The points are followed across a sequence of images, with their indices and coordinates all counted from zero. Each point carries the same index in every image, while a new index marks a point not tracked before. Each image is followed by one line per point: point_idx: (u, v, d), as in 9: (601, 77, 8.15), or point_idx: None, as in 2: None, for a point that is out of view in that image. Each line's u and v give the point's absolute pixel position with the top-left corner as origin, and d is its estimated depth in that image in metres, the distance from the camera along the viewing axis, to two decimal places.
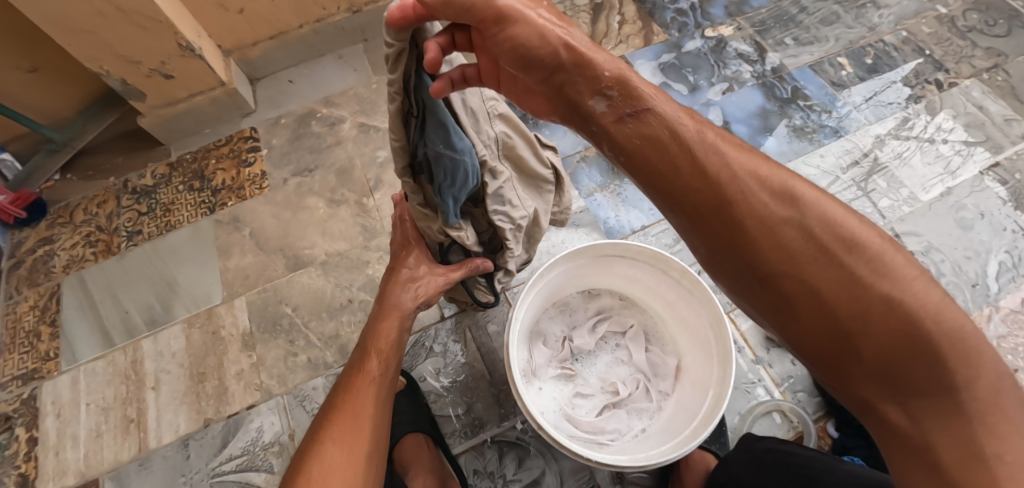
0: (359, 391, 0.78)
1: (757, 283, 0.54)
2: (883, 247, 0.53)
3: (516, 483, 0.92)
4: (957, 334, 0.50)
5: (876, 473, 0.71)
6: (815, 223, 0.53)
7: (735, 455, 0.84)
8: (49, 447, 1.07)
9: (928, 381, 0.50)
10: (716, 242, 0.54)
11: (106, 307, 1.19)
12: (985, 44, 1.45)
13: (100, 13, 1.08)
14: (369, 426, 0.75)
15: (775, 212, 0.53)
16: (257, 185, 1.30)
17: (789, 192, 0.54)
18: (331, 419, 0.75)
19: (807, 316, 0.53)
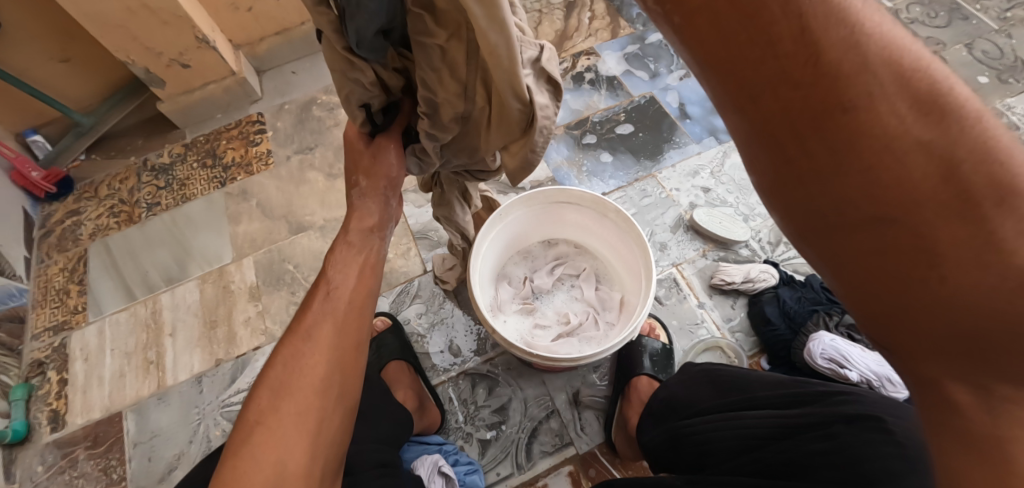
0: (318, 305, 0.64)
1: (822, 205, 0.36)
2: None
3: (485, 408, 1.05)
4: None
5: (788, 378, 0.81)
6: (956, 144, 0.33)
7: (674, 378, 0.95)
8: (77, 387, 1.22)
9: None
10: (771, 150, 0.37)
11: (128, 267, 1.35)
12: (924, 34, 1.61)
13: (129, 9, 1.25)
14: (343, 333, 0.62)
15: (894, 117, 0.33)
16: (263, 162, 1.46)
17: (929, 91, 0.33)
18: (296, 326, 0.63)
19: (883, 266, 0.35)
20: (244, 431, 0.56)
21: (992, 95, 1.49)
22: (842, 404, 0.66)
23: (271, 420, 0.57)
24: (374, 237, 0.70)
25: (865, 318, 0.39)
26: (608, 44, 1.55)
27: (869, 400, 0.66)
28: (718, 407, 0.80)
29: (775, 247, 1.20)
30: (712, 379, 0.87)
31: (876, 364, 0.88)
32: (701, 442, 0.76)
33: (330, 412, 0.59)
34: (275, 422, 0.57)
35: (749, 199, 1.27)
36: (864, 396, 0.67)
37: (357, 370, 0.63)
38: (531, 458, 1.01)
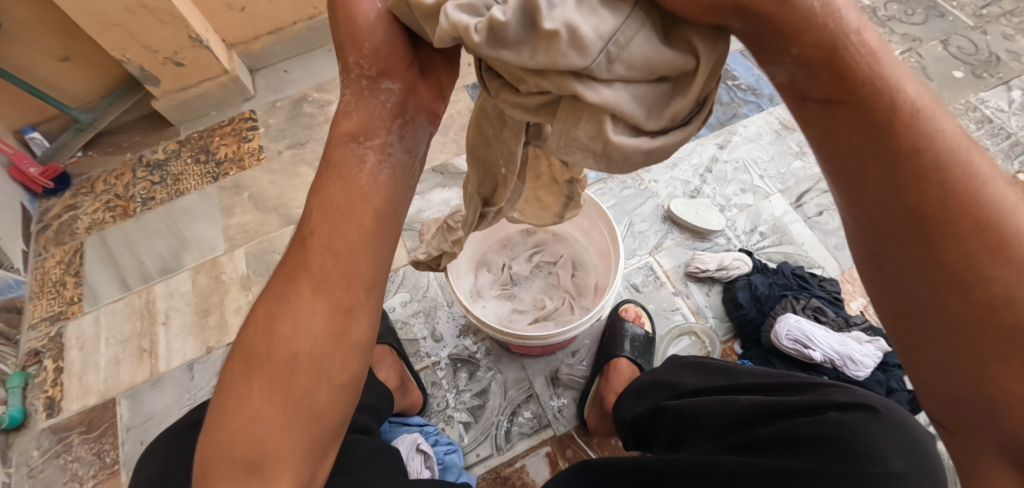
0: (308, 253, 0.57)
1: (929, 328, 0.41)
2: None
3: (466, 391, 1.08)
4: None
5: (774, 370, 0.77)
6: None
7: (659, 366, 0.92)
8: (74, 373, 1.25)
9: None
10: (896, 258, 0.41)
11: (123, 258, 1.38)
12: (901, 31, 1.67)
13: (127, 9, 1.29)
14: (324, 291, 0.55)
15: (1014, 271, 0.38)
16: (256, 157, 1.50)
17: None
18: (275, 289, 0.58)
19: (944, 297, 0.40)
20: (225, 404, 0.54)
21: (967, 90, 1.53)
22: (834, 393, 0.64)
23: (249, 393, 0.53)
24: (358, 152, 0.59)
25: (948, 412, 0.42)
26: None
27: (858, 394, 0.64)
28: (704, 387, 0.78)
29: (751, 237, 1.25)
30: (697, 363, 0.86)
31: (839, 345, 0.92)
32: (683, 418, 0.75)
33: (312, 384, 0.53)
34: (253, 397, 0.53)
35: (725, 189, 1.31)
36: (855, 391, 0.65)
37: (350, 338, 0.55)
38: (510, 440, 1.04)
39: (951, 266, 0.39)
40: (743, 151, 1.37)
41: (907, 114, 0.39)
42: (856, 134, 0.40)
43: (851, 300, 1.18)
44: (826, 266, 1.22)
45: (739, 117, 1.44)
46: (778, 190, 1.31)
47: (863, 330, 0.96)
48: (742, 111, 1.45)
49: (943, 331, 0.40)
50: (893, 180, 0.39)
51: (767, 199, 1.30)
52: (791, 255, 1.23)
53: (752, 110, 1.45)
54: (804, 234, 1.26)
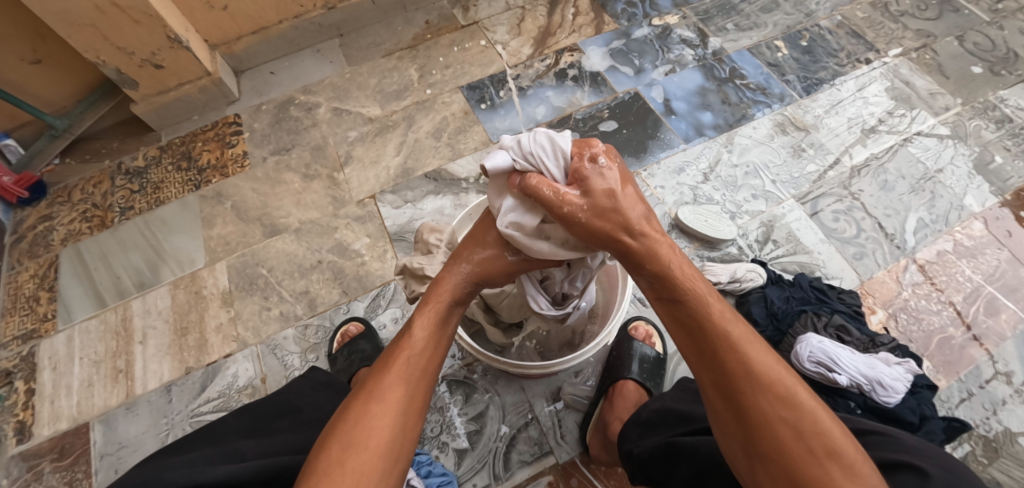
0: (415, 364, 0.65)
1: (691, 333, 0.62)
2: (761, 349, 0.59)
3: (462, 416, 1.01)
4: (808, 417, 0.55)
5: None
6: (726, 317, 0.61)
7: (669, 392, 0.85)
8: (45, 396, 1.15)
9: (791, 436, 0.54)
10: (675, 311, 0.63)
11: (98, 272, 1.30)
12: (914, 27, 1.56)
13: (97, 8, 1.21)
14: (411, 403, 0.62)
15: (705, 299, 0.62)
16: (239, 164, 1.42)
17: (698, 291, 0.62)
18: (369, 386, 0.62)
19: (739, 422, 0.57)
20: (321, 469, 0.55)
21: (987, 87, 1.43)
22: (879, 451, 0.61)
23: (340, 461, 0.56)
24: (459, 317, 0.73)
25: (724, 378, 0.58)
26: (592, 39, 1.53)
27: (908, 449, 0.60)
28: None
29: (763, 246, 1.20)
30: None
31: (866, 368, 0.89)
32: (701, 464, 0.67)
33: (389, 470, 0.58)
34: (343, 467, 0.55)
35: (736, 196, 1.27)
36: (907, 446, 0.61)
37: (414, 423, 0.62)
38: (509, 468, 0.96)
39: (758, 416, 0.55)
40: (752, 154, 1.34)
41: (649, 246, 0.64)
42: (673, 320, 0.64)
43: (871, 313, 1.13)
44: (845, 277, 1.17)
45: (748, 118, 1.39)
46: (792, 196, 1.27)
47: (891, 350, 0.95)
48: (751, 111, 1.40)
49: (756, 458, 0.56)
50: (688, 339, 0.62)
51: (781, 204, 1.26)
52: (806, 266, 1.18)
53: (760, 109, 1.41)
54: (818, 242, 1.21)
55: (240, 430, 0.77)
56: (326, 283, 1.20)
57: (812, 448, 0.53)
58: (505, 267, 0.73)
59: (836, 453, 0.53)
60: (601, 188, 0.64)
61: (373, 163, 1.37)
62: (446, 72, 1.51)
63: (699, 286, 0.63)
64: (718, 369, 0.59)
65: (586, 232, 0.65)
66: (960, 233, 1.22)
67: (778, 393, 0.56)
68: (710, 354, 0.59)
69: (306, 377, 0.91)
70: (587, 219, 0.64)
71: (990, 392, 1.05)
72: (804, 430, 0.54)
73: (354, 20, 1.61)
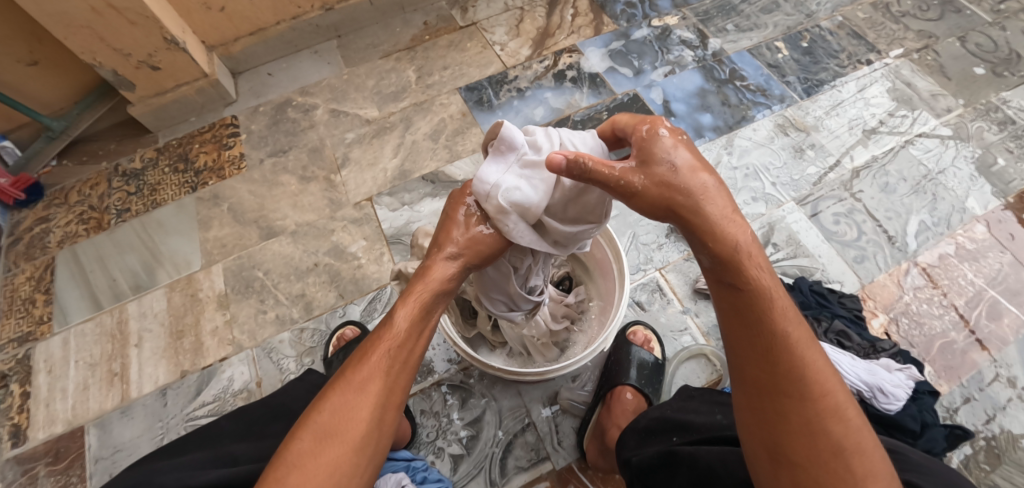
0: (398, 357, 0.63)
1: (747, 324, 0.60)
2: (815, 359, 0.58)
3: (459, 420, 1.00)
4: (847, 435, 0.54)
5: None
6: (786, 318, 0.59)
7: (668, 401, 0.84)
8: (40, 399, 1.14)
9: (826, 447, 0.54)
10: (731, 300, 0.61)
11: (94, 274, 1.29)
12: (916, 27, 1.55)
13: (93, 9, 1.21)
14: (390, 396, 0.61)
15: (769, 294, 0.60)
16: (236, 166, 1.42)
17: (761, 286, 0.60)
18: (349, 376, 0.60)
19: (780, 422, 0.56)
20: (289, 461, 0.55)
21: (989, 89, 1.42)
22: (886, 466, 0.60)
23: (313, 454, 0.55)
24: (445, 306, 0.70)
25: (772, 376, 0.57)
26: (591, 40, 1.52)
27: (914, 465, 0.59)
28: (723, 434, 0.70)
29: (763, 249, 1.19)
30: (712, 400, 0.79)
31: (866, 374, 0.88)
32: (702, 476, 0.67)
33: (363, 465, 0.57)
34: (317, 458, 0.55)
35: (735, 198, 1.26)
36: (910, 461, 0.60)
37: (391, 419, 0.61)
38: (505, 474, 0.95)
39: (801, 421, 0.55)
40: (752, 156, 1.33)
41: (721, 228, 0.61)
42: (729, 304, 0.61)
43: (872, 317, 1.12)
44: (845, 281, 1.16)
45: (748, 120, 1.38)
46: (792, 198, 1.26)
47: (893, 356, 0.94)
48: (751, 113, 1.39)
49: (783, 461, 0.55)
50: (743, 326, 0.60)
51: (780, 206, 1.25)
52: (806, 269, 1.17)
53: (760, 111, 1.40)
54: (818, 245, 1.20)
55: (233, 433, 0.76)
56: (323, 286, 1.19)
57: (848, 465, 0.53)
58: (494, 242, 0.69)
59: (872, 474, 0.52)
60: (668, 163, 0.61)
61: (370, 165, 1.36)
62: (444, 74, 1.50)
63: (764, 277, 0.61)
64: (770, 365, 0.57)
65: (635, 204, 0.62)
66: (962, 236, 1.21)
67: (825, 405, 0.55)
68: (765, 350, 0.58)
69: (303, 380, 0.88)
70: (647, 188, 0.61)
71: (993, 398, 1.03)
72: (846, 447, 0.53)
73: (352, 21, 1.61)
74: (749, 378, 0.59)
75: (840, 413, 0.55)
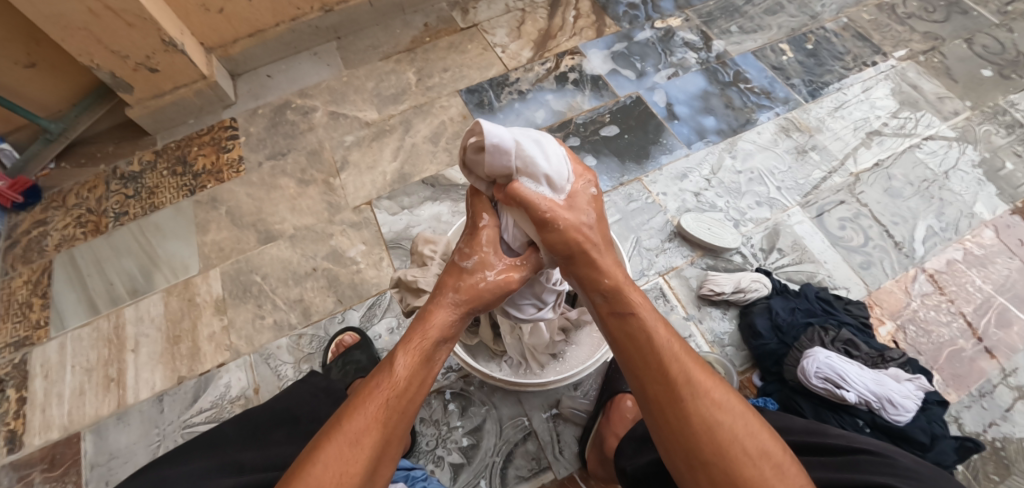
0: (394, 407, 0.63)
1: (634, 343, 0.67)
2: (695, 360, 0.64)
3: (458, 429, 0.99)
4: (739, 421, 0.59)
5: (803, 420, 0.72)
6: (662, 331, 0.67)
7: None
8: (36, 405, 1.13)
9: (726, 437, 0.58)
10: (617, 325, 0.68)
11: (91, 278, 1.28)
12: (922, 29, 1.53)
13: (90, 11, 1.20)
14: (386, 446, 0.61)
15: (644, 313, 0.68)
16: (234, 169, 1.40)
17: (637, 306, 0.69)
18: (347, 424, 0.60)
19: (680, 428, 0.60)
20: None
21: (997, 91, 1.40)
22: (884, 476, 0.58)
23: None
24: (446, 354, 0.71)
25: (663, 384, 0.62)
26: (593, 42, 1.51)
27: (911, 476, 0.58)
28: None
29: (768, 254, 1.18)
30: None
31: (875, 385, 0.87)
32: None
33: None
34: None
35: (739, 203, 1.25)
36: (898, 467, 0.59)
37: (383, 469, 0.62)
38: (506, 483, 0.94)
39: (698, 417, 0.59)
40: (756, 160, 1.31)
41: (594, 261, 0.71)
42: (621, 333, 0.68)
43: (878, 325, 1.10)
44: (851, 287, 1.14)
45: (752, 123, 1.37)
46: (797, 203, 1.24)
47: (901, 366, 0.93)
48: (756, 116, 1.38)
49: (697, 465, 0.58)
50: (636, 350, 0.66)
51: (785, 211, 1.23)
52: (811, 275, 1.15)
53: (764, 113, 1.38)
54: (824, 251, 1.18)
55: (237, 440, 0.73)
56: (321, 291, 1.18)
57: (745, 448, 0.57)
58: (495, 291, 0.72)
59: (765, 452, 0.57)
60: (586, 218, 0.71)
61: (369, 168, 1.35)
62: (444, 76, 1.49)
63: (636, 298, 0.70)
64: (661, 377, 0.63)
65: (552, 239, 0.69)
66: (970, 241, 1.19)
67: (713, 399, 0.60)
68: (654, 362, 0.64)
69: (305, 381, 0.84)
70: (566, 229, 0.69)
71: (1001, 407, 1.02)
72: (737, 432, 0.58)
73: (352, 22, 1.59)
74: (645, 394, 0.64)
75: (726, 403, 0.60)
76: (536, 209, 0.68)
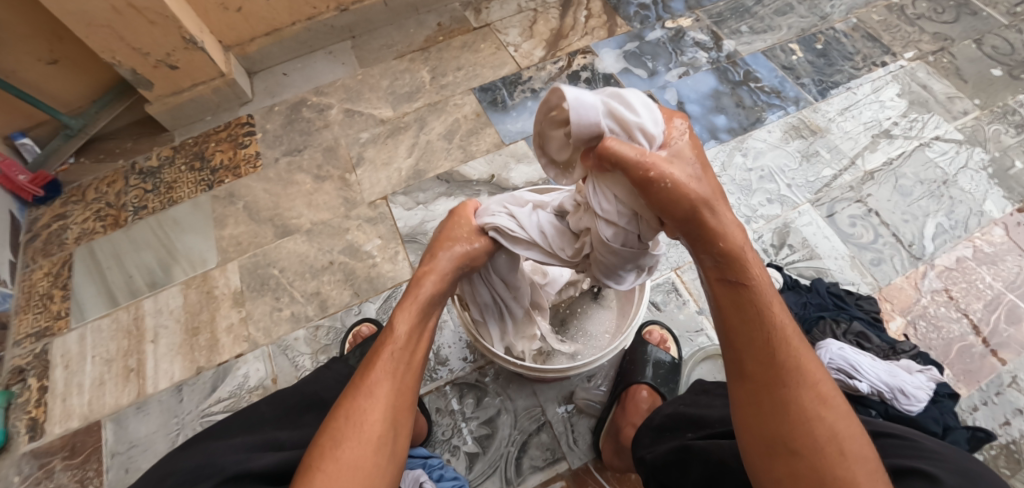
0: (398, 359, 0.66)
1: (742, 317, 0.60)
2: (804, 348, 0.59)
3: (473, 420, 1.00)
4: (838, 420, 0.54)
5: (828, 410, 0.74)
6: (776, 311, 0.60)
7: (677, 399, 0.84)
8: (57, 394, 1.15)
9: (821, 432, 0.53)
10: (725, 296, 0.62)
11: (111, 271, 1.30)
12: (931, 30, 1.54)
13: (113, 8, 1.22)
14: (401, 392, 0.64)
15: (760, 289, 0.61)
16: (252, 164, 1.43)
17: (752, 282, 0.61)
18: (360, 381, 0.64)
19: (771, 409, 0.56)
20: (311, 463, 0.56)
21: (1006, 92, 1.41)
22: (903, 454, 0.60)
23: (333, 456, 0.56)
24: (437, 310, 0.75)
25: (763, 366, 0.58)
26: (605, 42, 1.53)
27: (931, 453, 0.59)
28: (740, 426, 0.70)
29: (778, 250, 1.19)
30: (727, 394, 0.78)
31: (887, 375, 0.88)
32: (713, 469, 0.67)
33: (382, 466, 0.58)
34: (336, 460, 0.56)
35: (750, 200, 1.26)
36: (922, 449, 0.60)
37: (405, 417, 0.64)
38: (521, 473, 0.95)
39: (795, 405, 0.55)
40: (767, 158, 1.33)
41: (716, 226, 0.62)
42: (728, 302, 0.62)
43: (888, 320, 1.11)
44: (861, 284, 1.15)
45: (762, 121, 1.38)
46: (808, 200, 1.26)
47: (913, 358, 0.94)
48: (767, 115, 1.39)
49: (771, 445, 0.55)
50: (743, 322, 0.60)
51: (795, 209, 1.25)
52: (822, 271, 1.16)
53: (775, 113, 1.40)
54: (834, 247, 1.19)
55: (271, 422, 0.74)
56: (338, 284, 1.20)
57: (842, 449, 0.52)
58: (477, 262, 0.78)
59: (863, 457, 0.52)
60: (694, 169, 0.62)
61: (384, 164, 1.37)
62: (458, 74, 1.51)
63: (759, 273, 0.62)
64: (768, 354, 0.58)
65: (656, 202, 0.61)
66: (980, 239, 1.20)
67: (819, 391, 0.56)
68: (761, 341, 0.59)
69: (329, 369, 0.85)
70: (674, 187, 0.60)
71: (1013, 403, 1.02)
72: (836, 429, 0.54)
73: (366, 22, 1.62)
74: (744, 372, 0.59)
75: (829, 398, 0.55)
76: (631, 169, 0.61)
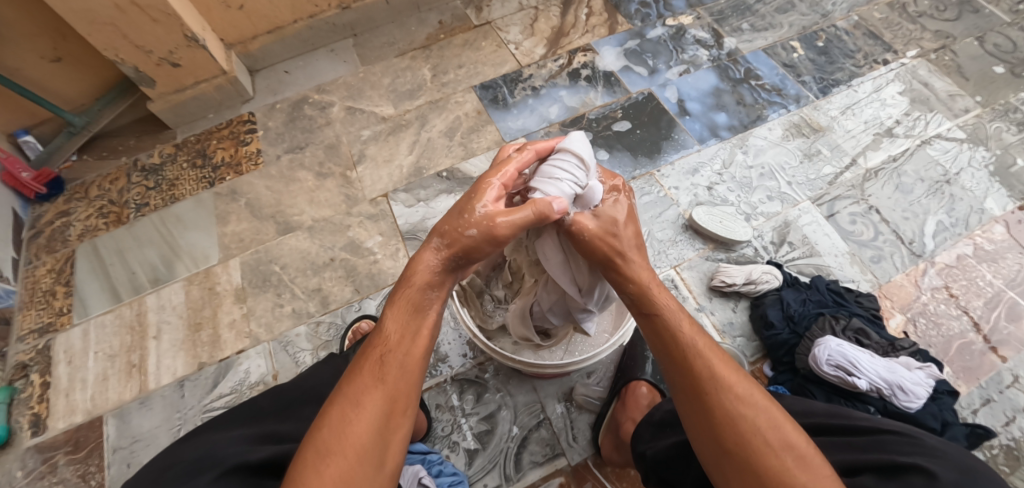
0: (387, 365, 0.61)
1: (661, 342, 0.67)
2: (721, 357, 0.64)
3: (473, 416, 1.01)
4: (762, 415, 0.58)
5: (823, 404, 0.71)
6: (688, 330, 0.66)
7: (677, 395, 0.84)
8: (60, 390, 1.16)
9: (745, 429, 0.57)
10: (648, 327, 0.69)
11: (114, 268, 1.31)
12: (933, 28, 1.54)
13: (117, 6, 1.22)
14: (390, 402, 0.59)
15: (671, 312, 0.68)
16: (253, 162, 1.43)
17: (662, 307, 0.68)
18: (347, 390, 0.59)
19: (700, 420, 0.61)
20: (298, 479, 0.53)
21: (1008, 89, 1.41)
22: (905, 452, 0.60)
23: (317, 470, 0.53)
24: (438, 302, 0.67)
25: (687, 381, 0.63)
26: (606, 40, 1.53)
27: (934, 451, 0.59)
28: None
29: (779, 247, 1.19)
30: None
31: (886, 372, 0.89)
32: None
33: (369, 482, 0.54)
34: (321, 476, 0.52)
35: (750, 197, 1.26)
36: (926, 446, 0.60)
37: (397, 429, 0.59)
38: (521, 469, 0.96)
39: (719, 411, 0.59)
40: (767, 155, 1.33)
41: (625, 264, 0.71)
42: (648, 334, 0.69)
43: (888, 317, 1.11)
44: (861, 281, 1.15)
45: (763, 119, 1.38)
46: (808, 197, 1.26)
47: (912, 354, 0.94)
48: (767, 112, 1.39)
49: (722, 456, 0.58)
50: (662, 347, 0.67)
51: (795, 206, 1.25)
52: (822, 268, 1.17)
53: (776, 110, 1.40)
54: (834, 244, 1.19)
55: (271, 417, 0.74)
56: (339, 281, 1.21)
57: (767, 441, 0.56)
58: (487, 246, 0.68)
59: (788, 445, 0.56)
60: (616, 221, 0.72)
61: (385, 162, 1.37)
62: (459, 72, 1.51)
63: (668, 299, 0.69)
64: (685, 371, 0.63)
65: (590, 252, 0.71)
66: (981, 237, 1.20)
67: (735, 393, 0.60)
68: (680, 360, 0.64)
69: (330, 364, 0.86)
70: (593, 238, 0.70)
71: (1012, 400, 1.02)
72: (759, 423, 0.57)
73: (368, 20, 1.62)
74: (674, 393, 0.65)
75: (744, 395, 0.60)
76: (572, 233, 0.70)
